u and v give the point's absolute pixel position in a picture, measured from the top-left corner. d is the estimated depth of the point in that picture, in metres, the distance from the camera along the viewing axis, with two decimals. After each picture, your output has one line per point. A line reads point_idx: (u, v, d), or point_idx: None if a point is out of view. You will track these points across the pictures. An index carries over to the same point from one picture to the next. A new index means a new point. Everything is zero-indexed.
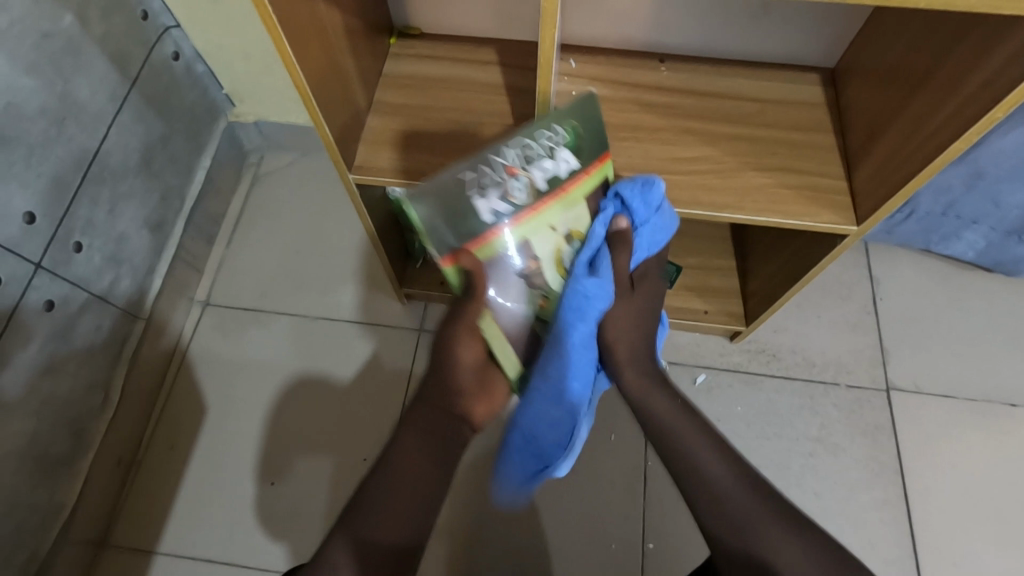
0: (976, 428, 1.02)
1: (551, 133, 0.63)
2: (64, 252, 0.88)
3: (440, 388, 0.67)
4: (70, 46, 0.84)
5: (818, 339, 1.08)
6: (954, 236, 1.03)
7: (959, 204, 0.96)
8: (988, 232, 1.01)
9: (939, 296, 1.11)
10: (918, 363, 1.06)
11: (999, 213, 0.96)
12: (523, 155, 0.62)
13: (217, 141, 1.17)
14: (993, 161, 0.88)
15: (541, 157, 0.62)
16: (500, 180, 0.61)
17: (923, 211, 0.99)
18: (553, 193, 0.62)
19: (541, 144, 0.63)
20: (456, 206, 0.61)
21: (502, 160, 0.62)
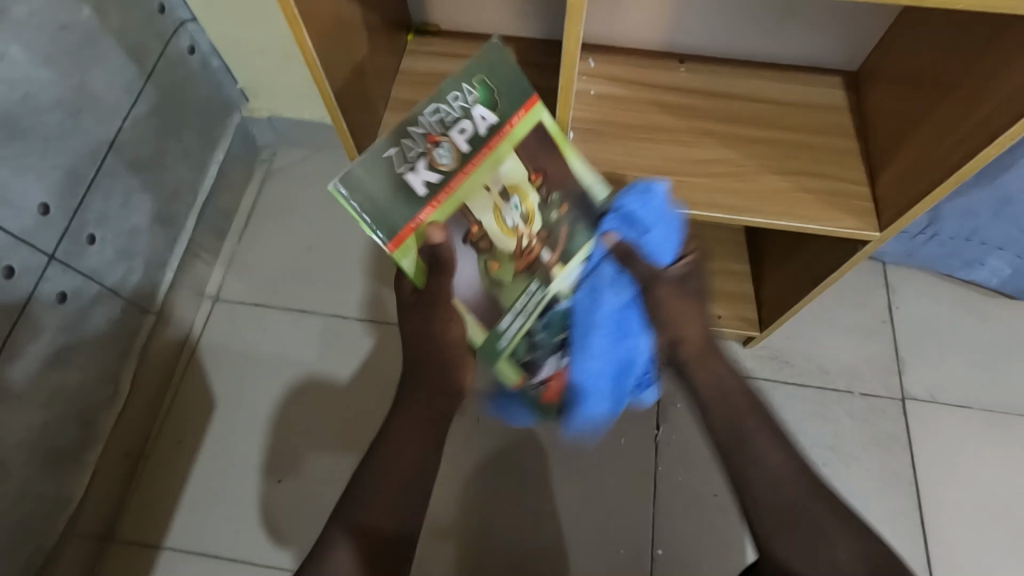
0: (993, 440, 1.01)
1: (461, 92, 0.58)
2: (77, 243, 0.88)
3: (426, 370, 0.66)
4: (87, 38, 0.84)
5: (832, 346, 1.07)
6: (979, 263, 1.03)
7: (984, 230, 0.97)
8: (1013, 258, 1.00)
9: (957, 305, 1.10)
10: (934, 372, 1.05)
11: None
12: (442, 117, 0.57)
13: (230, 136, 1.17)
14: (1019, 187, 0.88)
15: (459, 117, 0.58)
16: (423, 150, 0.57)
17: (944, 237, 1.00)
18: (478, 153, 0.59)
19: (457, 103, 0.58)
20: (391, 190, 0.56)
21: (419, 129, 0.57)
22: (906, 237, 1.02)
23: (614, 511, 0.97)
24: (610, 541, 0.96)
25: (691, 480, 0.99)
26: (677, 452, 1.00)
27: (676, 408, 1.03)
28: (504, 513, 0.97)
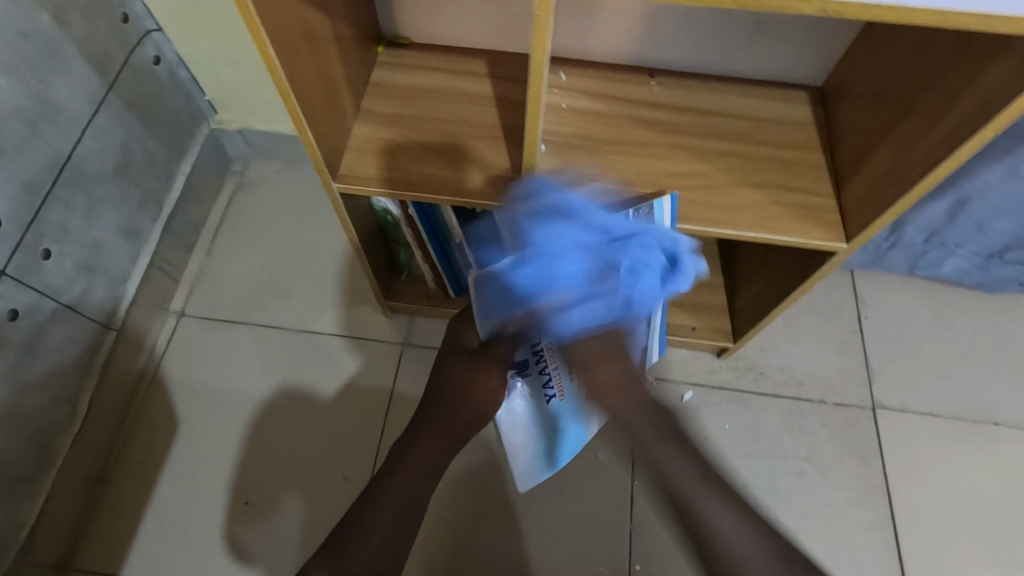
0: (961, 446, 1.03)
1: (566, 342, 0.80)
2: (34, 258, 0.84)
3: (447, 415, 0.79)
4: (47, 46, 0.81)
5: (806, 357, 1.08)
6: (939, 264, 1.05)
7: (944, 233, 0.99)
8: (970, 256, 1.03)
9: (923, 314, 1.12)
10: (903, 381, 1.06)
11: (982, 238, 0.98)
12: (561, 353, 0.81)
13: (198, 148, 1.15)
14: (979, 192, 0.90)
15: (559, 353, 0.81)
16: (540, 347, 0.79)
17: (907, 244, 1.02)
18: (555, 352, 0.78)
19: (566, 349, 0.80)
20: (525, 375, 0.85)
21: (536, 354, 0.79)
22: (873, 246, 1.04)
23: (592, 529, 0.96)
24: (588, 558, 0.94)
25: None
26: None
27: None
28: (481, 532, 0.96)
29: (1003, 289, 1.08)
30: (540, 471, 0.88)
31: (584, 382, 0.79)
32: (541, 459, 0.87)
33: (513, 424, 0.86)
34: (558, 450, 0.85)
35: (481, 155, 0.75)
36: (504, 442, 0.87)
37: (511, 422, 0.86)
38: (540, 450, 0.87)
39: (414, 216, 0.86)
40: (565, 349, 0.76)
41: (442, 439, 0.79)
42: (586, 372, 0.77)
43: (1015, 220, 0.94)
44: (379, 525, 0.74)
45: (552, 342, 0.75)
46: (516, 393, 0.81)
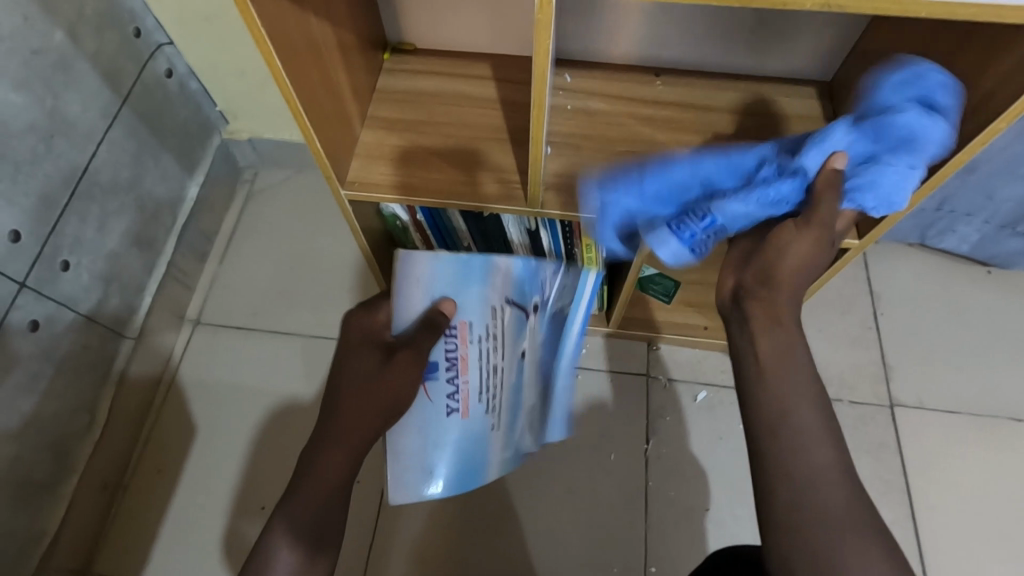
0: (983, 442, 1.01)
1: (485, 330, 0.80)
2: (50, 269, 0.86)
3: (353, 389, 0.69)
4: (60, 63, 0.83)
5: (819, 354, 1.06)
6: (950, 231, 1.03)
7: (953, 200, 0.97)
8: (982, 226, 1.01)
9: (939, 307, 1.10)
10: (920, 377, 1.05)
11: (993, 206, 0.96)
12: (485, 349, 0.80)
13: (210, 158, 1.17)
14: (988, 156, 0.88)
15: (489, 341, 0.81)
16: (455, 346, 0.78)
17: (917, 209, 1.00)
18: (471, 348, 0.79)
19: (488, 345, 0.80)
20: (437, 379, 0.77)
21: (449, 351, 0.78)
22: None
23: (606, 531, 0.95)
24: (602, 561, 0.94)
25: (682, 494, 0.97)
26: (668, 465, 0.99)
27: (666, 421, 1.02)
28: (495, 535, 0.96)
29: (1017, 262, 1.06)
30: (425, 491, 0.77)
31: (495, 391, 0.82)
32: (441, 471, 0.78)
33: (423, 426, 0.77)
34: (455, 467, 0.78)
35: (486, 160, 0.75)
36: (392, 446, 0.75)
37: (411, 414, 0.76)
38: (448, 462, 0.78)
39: (422, 220, 0.87)
40: (507, 354, 0.83)
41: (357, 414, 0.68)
42: (503, 386, 0.84)
43: None
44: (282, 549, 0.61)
45: (478, 342, 0.79)
46: (418, 398, 0.76)
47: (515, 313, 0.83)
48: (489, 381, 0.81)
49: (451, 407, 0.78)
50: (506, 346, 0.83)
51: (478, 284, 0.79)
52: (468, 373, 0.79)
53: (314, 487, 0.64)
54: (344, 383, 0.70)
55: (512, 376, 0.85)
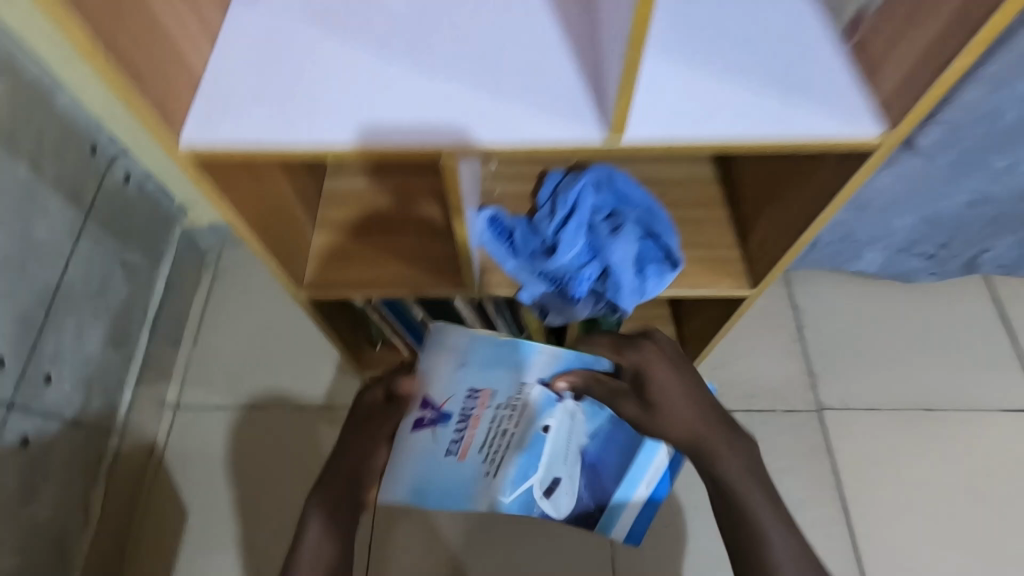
0: (904, 435, 1.13)
1: (512, 402, 0.81)
2: (35, 385, 0.92)
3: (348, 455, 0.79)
4: (27, 194, 0.89)
5: (754, 370, 1.18)
6: (857, 256, 1.16)
7: (855, 231, 1.09)
8: (883, 249, 1.13)
9: (855, 316, 1.23)
10: (843, 381, 1.17)
11: (889, 234, 1.09)
12: (499, 416, 0.81)
13: (173, 247, 1.23)
14: (876, 196, 0.99)
15: (508, 415, 0.81)
16: (472, 406, 0.80)
17: (825, 242, 1.12)
18: (487, 410, 0.80)
19: (506, 412, 0.81)
20: (445, 427, 0.80)
21: (466, 404, 0.80)
22: None
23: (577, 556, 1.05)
24: None
25: None
26: None
27: None
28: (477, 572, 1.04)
29: (919, 275, 1.19)
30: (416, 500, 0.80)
31: (499, 452, 0.82)
32: (422, 487, 0.80)
33: (418, 448, 0.80)
34: (441, 490, 0.80)
35: (429, 249, 0.84)
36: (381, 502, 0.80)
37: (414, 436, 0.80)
38: (436, 482, 0.80)
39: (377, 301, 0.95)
40: (520, 423, 0.82)
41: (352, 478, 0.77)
42: (511, 450, 0.83)
43: (914, 217, 1.04)
44: None
45: (495, 408, 0.80)
46: (422, 429, 0.80)
47: (542, 392, 0.80)
48: (495, 439, 0.81)
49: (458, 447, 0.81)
50: (519, 416, 0.81)
51: (507, 360, 0.79)
52: (477, 428, 0.80)
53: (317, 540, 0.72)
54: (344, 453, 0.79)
55: (522, 438, 0.83)
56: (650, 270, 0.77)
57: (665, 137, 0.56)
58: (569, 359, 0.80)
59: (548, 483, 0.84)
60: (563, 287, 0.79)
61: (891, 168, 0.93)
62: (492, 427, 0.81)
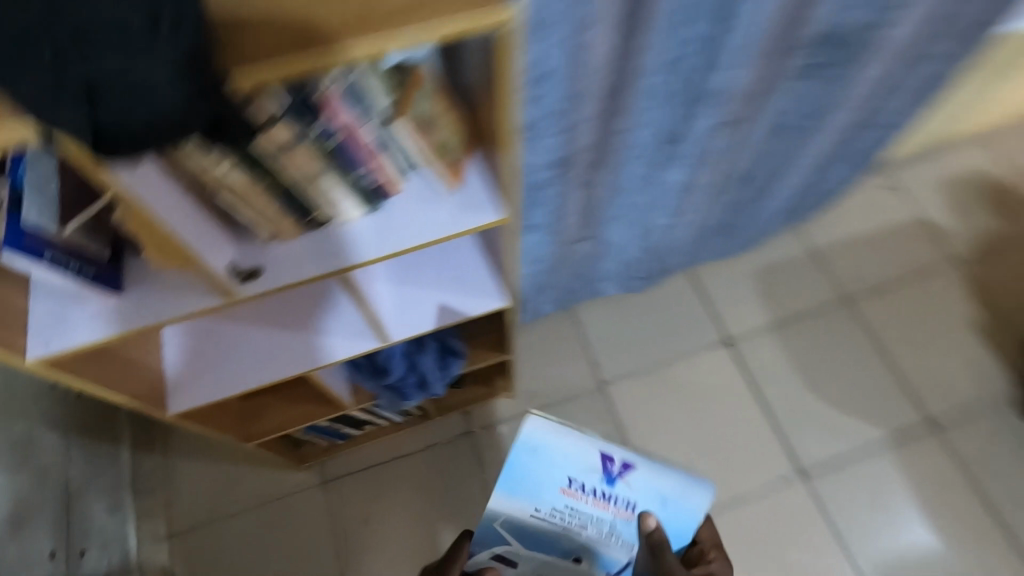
0: (659, 388, 1.78)
1: (611, 491, 1.01)
2: (76, 558, 1.37)
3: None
4: (29, 438, 1.29)
5: (561, 376, 1.79)
6: (604, 288, 1.78)
7: (591, 277, 1.70)
8: (615, 280, 1.76)
9: (618, 320, 1.86)
10: (617, 366, 1.80)
11: (611, 273, 1.70)
12: (599, 489, 1.01)
13: (128, 424, 1.63)
14: (589, 260, 1.60)
15: (607, 496, 1.01)
16: (577, 476, 1.00)
17: (580, 288, 1.74)
18: (602, 471, 1.00)
19: (610, 493, 1.01)
20: (571, 469, 1.00)
21: (596, 464, 0.99)
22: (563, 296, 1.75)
23: None
24: None
25: None
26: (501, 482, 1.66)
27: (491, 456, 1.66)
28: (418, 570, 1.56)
29: (647, 285, 1.84)
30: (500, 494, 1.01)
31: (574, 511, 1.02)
32: (527, 477, 0.99)
33: (537, 442, 0.98)
34: (528, 474, 0.99)
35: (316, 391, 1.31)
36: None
37: (540, 434, 0.96)
38: (524, 480, 1.00)
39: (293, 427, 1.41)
40: (606, 502, 1.01)
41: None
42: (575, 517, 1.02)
43: (617, 262, 1.66)
44: None
45: (603, 482, 1.00)
46: (564, 451, 0.99)
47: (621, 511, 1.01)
48: (587, 498, 1.01)
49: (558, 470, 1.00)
50: (600, 503, 1.01)
51: (645, 473, 0.99)
52: (574, 491, 1.01)
53: None
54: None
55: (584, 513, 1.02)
56: (444, 359, 1.28)
57: (412, 331, 1.05)
58: (661, 508, 1.01)
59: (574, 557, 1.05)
60: (399, 391, 1.27)
61: (587, 248, 1.54)
62: (593, 494, 1.01)
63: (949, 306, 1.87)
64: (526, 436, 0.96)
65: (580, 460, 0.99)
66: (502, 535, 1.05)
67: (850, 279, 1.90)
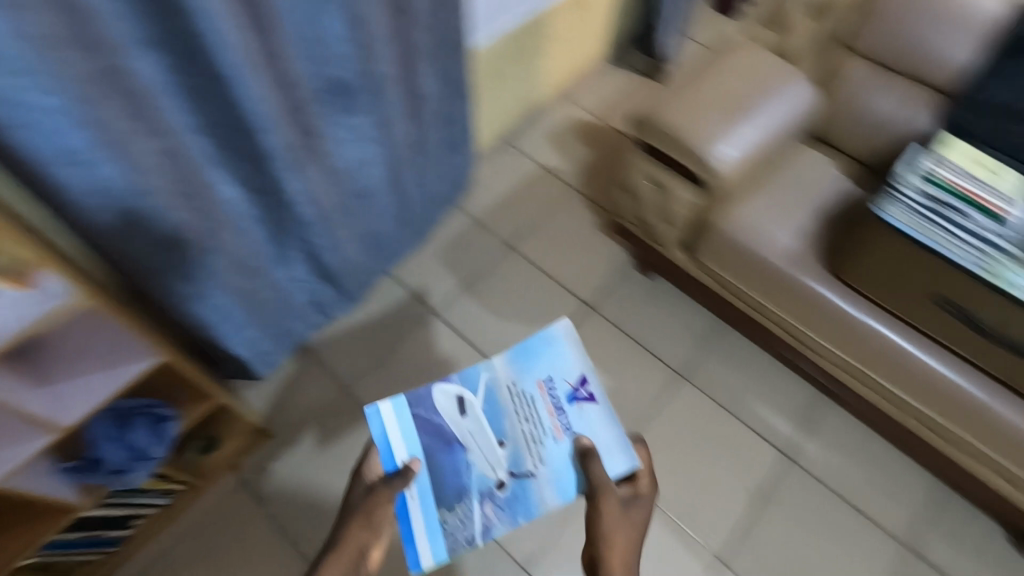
0: (392, 376, 2.13)
1: (566, 424, 1.59)
2: None
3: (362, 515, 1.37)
4: None
5: (308, 401, 2.07)
6: (318, 319, 2.09)
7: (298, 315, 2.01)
8: (323, 310, 2.08)
9: (344, 337, 2.19)
10: (353, 373, 2.13)
11: (313, 305, 2.03)
12: (555, 420, 1.59)
13: None
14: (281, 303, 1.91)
15: (563, 425, 1.58)
16: (562, 423, 1.59)
17: (298, 327, 2.03)
18: (563, 419, 1.60)
19: (553, 421, 1.60)
20: (521, 401, 1.62)
21: (558, 405, 1.61)
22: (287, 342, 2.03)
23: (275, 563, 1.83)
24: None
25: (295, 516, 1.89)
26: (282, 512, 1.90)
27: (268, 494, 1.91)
28: None
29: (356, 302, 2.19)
30: (498, 402, 1.62)
31: (529, 434, 1.58)
32: (502, 397, 1.62)
33: (505, 392, 1.63)
34: (496, 415, 1.60)
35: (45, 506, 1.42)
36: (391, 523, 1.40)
37: (563, 337, 1.70)
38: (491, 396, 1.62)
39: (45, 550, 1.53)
40: (556, 443, 1.56)
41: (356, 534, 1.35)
42: (532, 433, 1.58)
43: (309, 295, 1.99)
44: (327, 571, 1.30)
45: (557, 418, 1.60)
46: (540, 394, 1.63)
47: (551, 448, 1.56)
48: (540, 432, 1.58)
49: (509, 411, 1.61)
50: (540, 430, 1.58)
51: (598, 425, 1.58)
52: (552, 418, 1.59)
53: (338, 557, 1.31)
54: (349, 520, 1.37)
55: (534, 431, 1.58)
56: (154, 428, 1.49)
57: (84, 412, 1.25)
58: (586, 433, 1.56)
59: (503, 475, 1.53)
60: (118, 470, 1.44)
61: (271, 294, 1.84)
62: (551, 426, 1.59)
63: (581, 221, 2.48)
64: (553, 331, 1.71)
65: (564, 369, 1.66)
66: (501, 429, 1.58)
67: (508, 230, 2.45)
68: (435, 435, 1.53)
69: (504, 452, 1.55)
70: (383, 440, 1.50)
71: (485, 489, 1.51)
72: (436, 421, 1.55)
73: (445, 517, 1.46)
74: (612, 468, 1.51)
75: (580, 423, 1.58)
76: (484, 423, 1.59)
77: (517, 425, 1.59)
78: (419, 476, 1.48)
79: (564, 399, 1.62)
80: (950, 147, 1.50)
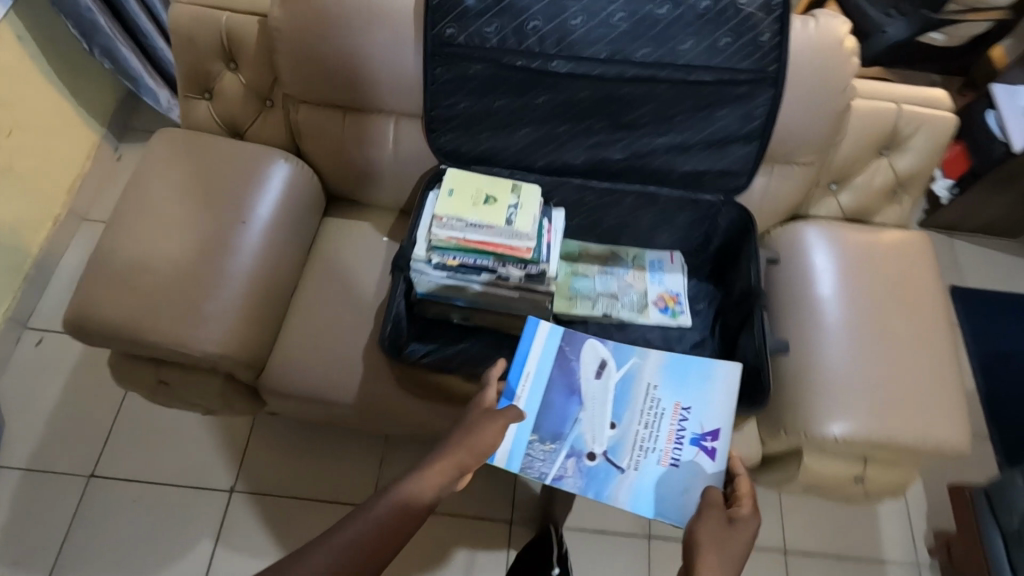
0: None
1: (706, 437, 1.12)
2: None
3: (464, 445, 0.92)
4: None
5: None
6: None
7: None
8: None
9: None
10: None
11: None
12: (681, 434, 1.13)
13: None
14: None
15: (693, 437, 1.12)
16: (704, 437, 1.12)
17: None
18: (710, 427, 1.13)
19: (688, 422, 1.14)
20: (653, 382, 1.17)
21: (717, 402, 1.15)
22: None
23: None
24: None
25: None
26: None
27: None
28: None
29: None
30: (626, 400, 1.16)
31: (653, 445, 1.12)
32: (629, 402, 1.15)
33: (647, 373, 1.18)
34: (621, 403, 1.15)
35: None
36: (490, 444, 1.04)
37: (723, 379, 1.17)
38: (619, 394, 1.16)
39: None
40: (680, 459, 1.10)
41: (432, 481, 0.87)
42: (655, 446, 1.12)
43: None
44: (362, 533, 0.80)
45: (683, 434, 1.13)
46: (671, 411, 1.15)
47: (653, 471, 1.10)
48: (664, 441, 1.12)
49: (637, 408, 1.15)
50: (672, 456, 1.11)
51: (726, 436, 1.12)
52: (685, 431, 1.13)
53: (413, 491, 0.85)
54: (455, 444, 0.92)
55: (654, 442, 1.12)
56: None
57: None
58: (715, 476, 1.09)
59: (599, 451, 1.11)
60: None
61: None
62: (688, 434, 1.13)
63: None
64: (721, 370, 1.17)
65: (705, 411, 1.14)
66: (614, 400, 1.16)
67: (84, 457, 1.77)
68: (562, 376, 1.18)
69: (602, 443, 1.12)
70: (522, 353, 1.19)
71: (579, 449, 1.11)
72: (571, 363, 1.19)
73: (532, 439, 1.12)
74: (676, 513, 1.06)
75: (687, 468, 1.09)
76: (601, 404, 1.15)
77: (634, 419, 1.14)
78: (529, 387, 1.16)
79: (710, 428, 1.13)
80: (450, 189, 1.25)
